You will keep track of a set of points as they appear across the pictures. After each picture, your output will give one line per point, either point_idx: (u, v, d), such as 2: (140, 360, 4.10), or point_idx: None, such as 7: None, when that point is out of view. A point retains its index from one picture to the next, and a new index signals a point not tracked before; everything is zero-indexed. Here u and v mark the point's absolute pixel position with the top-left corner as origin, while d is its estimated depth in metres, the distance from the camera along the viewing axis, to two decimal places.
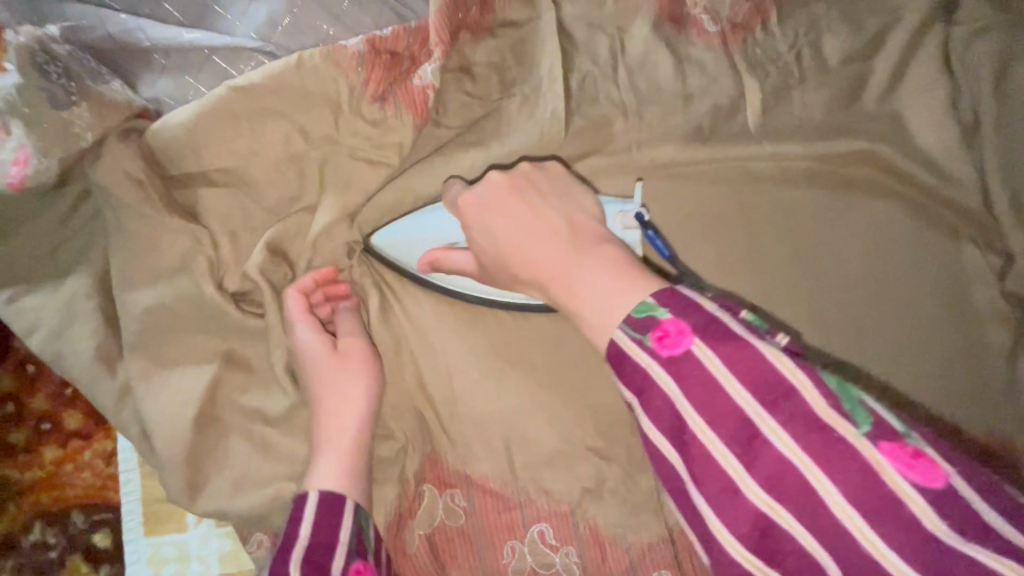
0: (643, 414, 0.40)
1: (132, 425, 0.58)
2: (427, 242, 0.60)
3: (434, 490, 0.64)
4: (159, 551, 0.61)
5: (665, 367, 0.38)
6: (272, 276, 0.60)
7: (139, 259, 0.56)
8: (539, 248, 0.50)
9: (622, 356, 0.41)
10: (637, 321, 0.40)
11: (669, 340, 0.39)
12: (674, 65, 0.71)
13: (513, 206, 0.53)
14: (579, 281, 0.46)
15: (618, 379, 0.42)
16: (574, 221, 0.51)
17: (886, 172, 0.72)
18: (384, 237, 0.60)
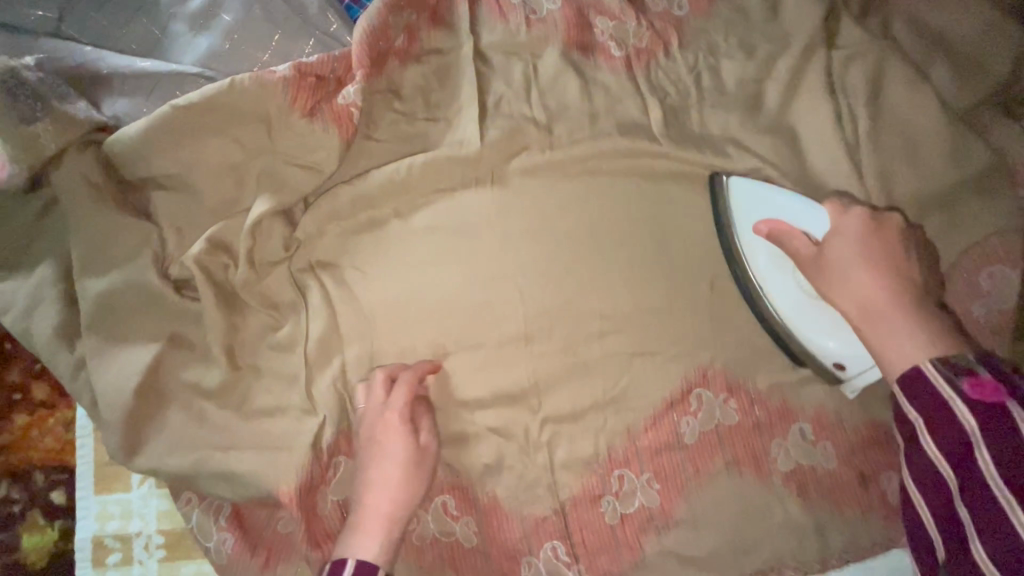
0: (929, 436, 0.54)
1: (84, 394, 0.67)
2: (779, 216, 0.73)
3: (348, 461, 0.70)
4: (106, 508, 0.69)
5: (965, 404, 0.52)
6: (211, 267, 0.69)
7: (95, 252, 0.66)
8: (853, 286, 0.63)
9: (921, 381, 0.55)
10: (959, 368, 0.54)
11: (986, 389, 0.52)
12: (581, 87, 0.80)
13: (866, 240, 0.65)
14: (887, 330, 0.60)
15: (904, 398, 0.56)
16: (890, 284, 0.62)
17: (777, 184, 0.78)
18: (740, 182, 0.76)
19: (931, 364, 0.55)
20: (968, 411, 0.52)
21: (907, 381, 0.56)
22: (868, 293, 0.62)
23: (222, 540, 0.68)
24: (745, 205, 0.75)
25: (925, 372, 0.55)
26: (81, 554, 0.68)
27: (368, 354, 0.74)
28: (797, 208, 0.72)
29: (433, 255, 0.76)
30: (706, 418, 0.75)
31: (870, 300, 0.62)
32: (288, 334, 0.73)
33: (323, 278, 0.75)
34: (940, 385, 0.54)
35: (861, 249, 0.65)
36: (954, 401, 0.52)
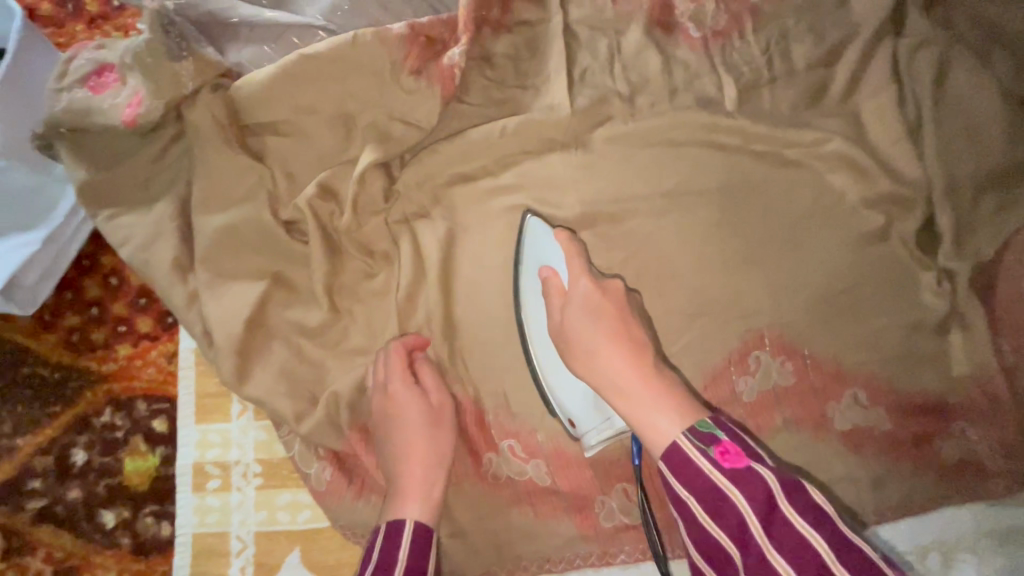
0: (680, 484, 0.55)
1: (196, 324, 0.70)
2: (545, 263, 0.73)
3: None
4: (206, 437, 0.73)
5: (726, 474, 0.53)
6: (319, 209, 0.72)
7: (215, 189, 0.70)
8: (612, 357, 0.64)
9: (682, 455, 0.55)
10: (703, 435, 0.56)
11: (729, 455, 0.54)
12: (662, 63, 0.84)
13: (590, 313, 0.66)
14: (645, 411, 0.60)
15: (671, 471, 0.55)
16: (605, 336, 0.65)
17: (845, 162, 0.83)
18: (533, 223, 0.76)
19: (687, 437, 0.56)
20: (727, 478, 0.53)
21: (677, 462, 0.55)
22: (612, 383, 0.63)
23: (321, 469, 0.71)
24: (532, 248, 0.75)
25: (682, 445, 0.55)
26: (182, 479, 0.72)
27: (450, 290, 0.77)
28: (549, 253, 0.73)
29: (520, 214, 0.79)
30: (764, 377, 0.78)
31: (609, 379, 0.63)
32: (383, 281, 0.77)
33: (418, 229, 0.79)
34: (697, 460, 0.54)
35: (599, 318, 0.66)
36: (711, 472, 0.53)
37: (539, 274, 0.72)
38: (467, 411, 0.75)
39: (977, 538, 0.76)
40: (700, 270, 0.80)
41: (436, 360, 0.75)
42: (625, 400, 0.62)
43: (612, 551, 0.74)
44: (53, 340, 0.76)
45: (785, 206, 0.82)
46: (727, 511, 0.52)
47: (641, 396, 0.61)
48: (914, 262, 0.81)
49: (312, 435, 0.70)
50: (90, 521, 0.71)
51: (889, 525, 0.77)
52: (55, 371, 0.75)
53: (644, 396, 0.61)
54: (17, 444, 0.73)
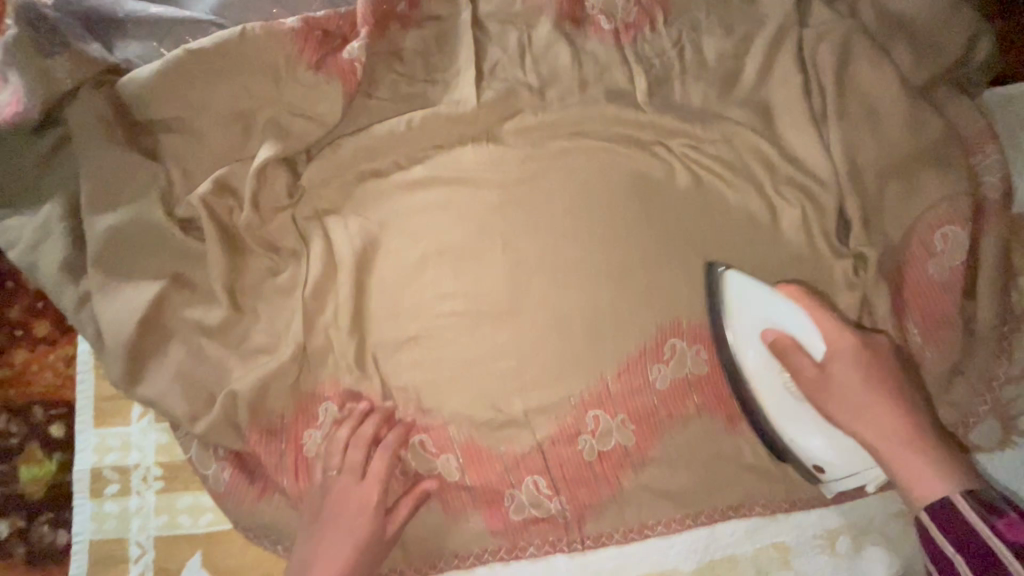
0: (946, 541, 0.57)
1: (88, 326, 0.69)
2: (771, 324, 0.72)
3: (333, 406, 0.73)
4: (105, 441, 0.71)
5: (1003, 541, 0.53)
6: (215, 206, 0.71)
7: (104, 188, 0.69)
8: (874, 419, 0.68)
9: (957, 518, 0.58)
10: (982, 501, 0.58)
11: (1016, 528, 0.54)
12: (572, 56, 0.85)
13: (857, 367, 0.68)
14: (921, 472, 0.64)
15: (936, 527, 0.59)
16: (829, 367, 0.69)
17: (755, 152, 0.83)
18: (735, 277, 0.75)
19: (965, 500, 0.59)
20: (1005, 543, 0.53)
21: (943, 520, 0.59)
22: (884, 448, 0.67)
23: (220, 470, 0.71)
24: (744, 304, 0.74)
25: (959, 506, 0.58)
26: (79, 485, 0.70)
27: (363, 285, 0.77)
28: (772, 307, 0.72)
29: (429, 209, 0.79)
30: (677, 365, 0.78)
31: (868, 433, 0.68)
32: (288, 279, 0.75)
33: (326, 225, 0.77)
34: (976, 525, 0.56)
35: (866, 379, 0.68)
36: (990, 540, 0.54)
37: (760, 335, 0.73)
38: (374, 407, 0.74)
39: (886, 520, 0.79)
40: (611, 261, 0.79)
41: (342, 358, 0.75)
42: (894, 451, 0.66)
43: (521, 544, 0.76)
44: None
45: (696, 198, 0.83)
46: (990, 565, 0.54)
47: (908, 451, 0.65)
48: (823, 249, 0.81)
49: (209, 435, 0.69)
50: None
51: (796, 514, 0.79)
52: None
53: (909, 453, 0.65)
54: None
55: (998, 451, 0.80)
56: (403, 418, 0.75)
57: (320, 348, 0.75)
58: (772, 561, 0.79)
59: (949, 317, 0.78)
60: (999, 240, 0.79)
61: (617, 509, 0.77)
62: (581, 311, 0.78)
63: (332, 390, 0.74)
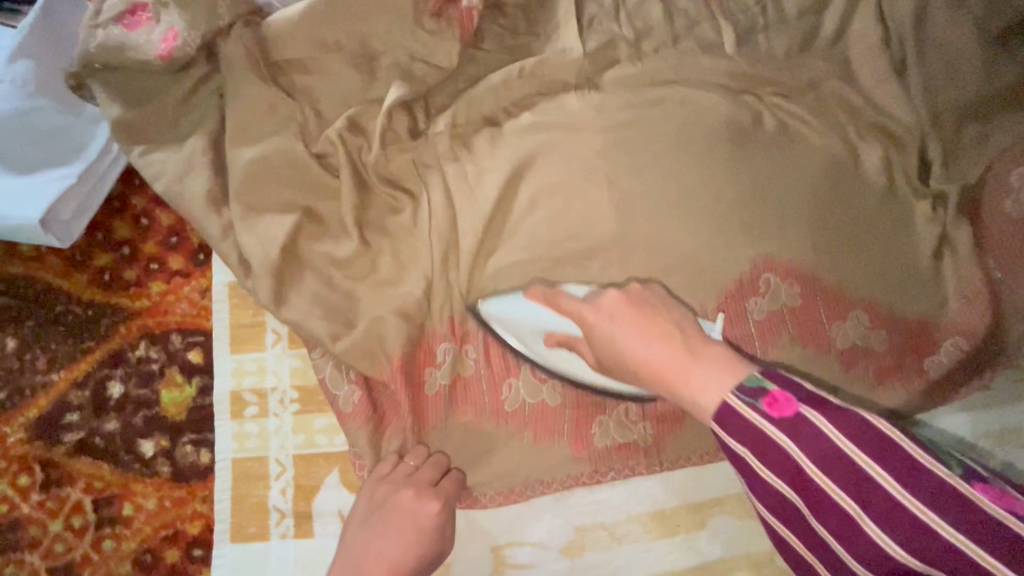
0: (733, 439, 0.50)
1: (231, 254, 0.73)
2: (542, 328, 0.69)
3: (452, 346, 0.76)
4: (242, 365, 0.75)
5: (779, 427, 0.48)
6: (348, 142, 0.76)
7: (248, 123, 0.73)
8: (651, 350, 0.56)
9: (736, 420, 0.49)
10: (751, 390, 0.49)
11: (780, 406, 0.48)
12: (663, 11, 0.90)
13: (627, 318, 0.60)
14: (701, 384, 0.51)
15: (726, 433, 0.50)
16: (607, 318, 0.61)
17: (838, 100, 0.88)
18: (493, 308, 0.72)
19: (733, 398, 0.49)
20: (782, 432, 0.48)
21: (729, 424, 0.50)
22: (661, 367, 0.55)
23: (349, 393, 0.72)
24: (512, 312, 0.71)
25: (731, 407, 0.49)
26: (219, 407, 0.73)
27: (480, 220, 0.79)
28: (526, 308, 0.70)
29: (538, 149, 0.83)
30: (772, 298, 0.83)
31: (657, 368, 0.56)
32: (410, 215, 0.79)
33: (442, 164, 0.81)
34: (752, 417, 0.48)
35: (629, 320, 0.60)
36: (764, 427, 0.48)
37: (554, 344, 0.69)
38: (489, 346, 0.77)
39: (977, 440, 0.83)
40: (709, 199, 0.84)
41: (462, 288, 0.78)
42: (687, 370, 0.53)
43: (602, 469, 0.75)
44: (86, 279, 0.78)
45: (785, 142, 0.87)
46: (787, 464, 0.48)
47: (667, 372, 0.55)
48: (903, 189, 0.86)
49: (344, 355, 0.72)
50: (129, 451, 0.72)
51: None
52: (88, 309, 0.76)
53: (690, 369, 0.53)
54: (53, 378, 0.74)
55: None
56: (514, 343, 0.76)
57: (441, 280, 0.78)
58: None
59: None
60: None
61: None
62: (682, 246, 0.83)
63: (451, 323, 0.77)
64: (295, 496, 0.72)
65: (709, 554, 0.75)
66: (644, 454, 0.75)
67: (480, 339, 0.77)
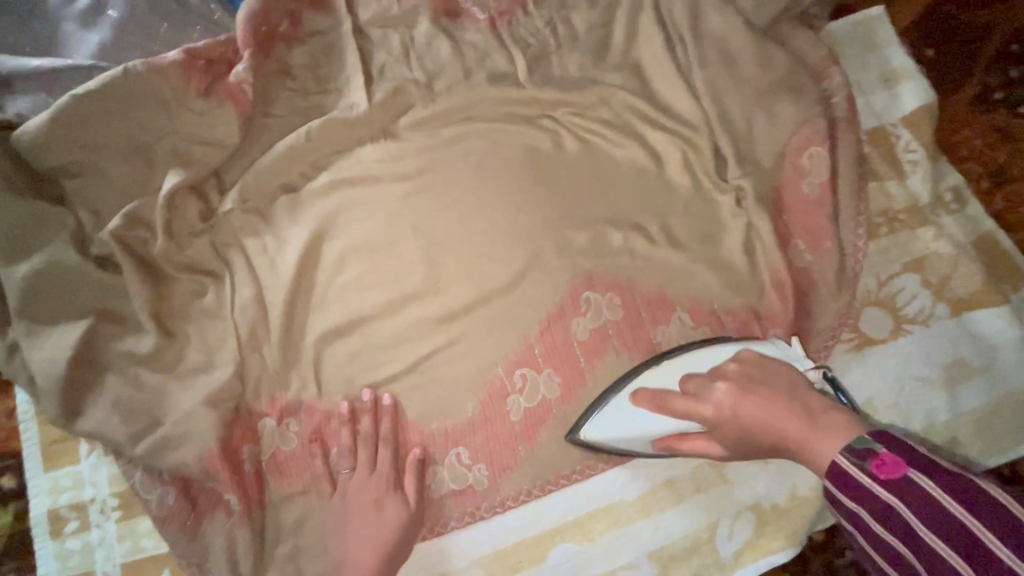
0: (843, 498, 0.56)
1: (21, 374, 0.71)
2: (652, 434, 0.74)
3: (273, 423, 0.77)
4: (57, 482, 0.73)
5: (882, 486, 0.53)
6: (129, 238, 0.75)
7: (17, 239, 0.72)
8: (769, 417, 0.63)
9: (843, 478, 0.56)
10: (859, 452, 0.56)
11: (886, 466, 0.53)
12: (453, 48, 0.89)
13: (747, 394, 0.66)
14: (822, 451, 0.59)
15: (837, 494, 0.57)
16: (721, 403, 0.67)
17: (631, 111, 0.90)
18: (593, 432, 0.76)
19: (842, 458, 0.56)
20: (889, 491, 0.53)
21: (836, 483, 0.57)
22: (782, 430, 0.62)
23: (165, 493, 0.72)
24: (627, 432, 0.75)
25: (840, 463, 0.56)
26: (37, 530, 0.72)
27: (284, 293, 0.79)
28: (644, 423, 0.74)
29: (337, 210, 0.83)
30: (595, 315, 0.83)
31: (782, 435, 0.62)
32: (213, 299, 0.78)
33: (240, 242, 0.81)
34: (855, 475, 0.55)
35: (752, 402, 0.65)
36: (872, 485, 0.54)
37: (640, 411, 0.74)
38: (312, 417, 0.77)
39: None
40: (517, 229, 0.84)
41: (274, 362, 0.77)
42: (807, 430, 0.60)
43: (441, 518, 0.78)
44: None
45: (587, 160, 0.89)
46: (895, 519, 0.52)
47: (782, 430, 0.62)
48: (707, 187, 0.88)
49: (150, 456, 0.71)
50: None
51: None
52: None
53: (813, 432, 0.60)
54: None
55: (895, 341, 0.86)
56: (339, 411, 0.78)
57: (253, 361, 0.77)
58: (708, 476, 0.81)
59: (826, 228, 0.85)
60: (853, 152, 0.87)
61: (548, 458, 0.79)
62: (497, 279, 0.83)
63: (268, 405, 0.77)
64: None
65: None
66: (480, 496, 0.79)
67: (303, 412, 0.77)
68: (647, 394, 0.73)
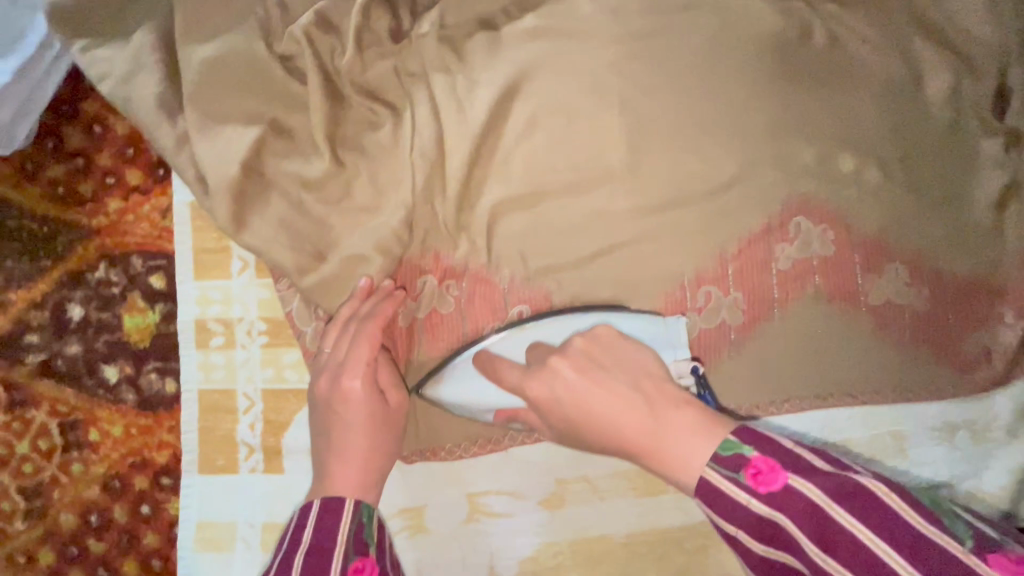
0: (723, 520, 0.48)
1: (188, 170, 0.65)
2: (491, 403, 0.64)
3: (433, 281, 0.71)
4: (207, 293, 0.69)
5: (765, 502, 0.46)
6: (317, 41, 0.66)
7: (202, 16, 0.65)
8: (621, 412, 0.54)
9: (716, 493, 0.48)
10: (728, 461, 0.48)
11: (764, 477, 0.46)
12: None
13: (586, 374, 0.57)
14: (676, 442, 0.51)
15: (713, 513, 0.49)
16: (575, 391, 0.56)
17: (902, 11, 0.76)
18: (439, 391, 0.66)
19: (711, 469, 0.48)
20: (770, 505, 0.46)
21: (711, 502, 0.48)
22: (627, 424, 0.54)
23: (319, 330, 0.68)
24: (471, 395, 0.64)
25: (709, 476, 0.48)
26: (184, 336, 0.69)
27: (469, 143, 0.69)
28: (486, 393, 0.64)
29: (540, 58, 0.70)
30: (804, 246, 0.72)
31: (624, 429, 0.54)
32: (390, 132, 0.69)
33: (428, 74, 0.70)
34: (732, 492, 0.47)
35: (591, 380, 0.56)
36: (750, 503, 0.46)
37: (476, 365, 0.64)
38: (474, 283, 0.70)
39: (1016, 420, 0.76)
40: (738, 128, 0.72)
41: (446, 219, 0.70)
42: (659, 421, 0.52)
43: None
44: (37, 193, 0.71)
45: (832, 62, 0.74)
46: (779, 542, 0.46)
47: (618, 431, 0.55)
48: (961, 128, 0.75)
49: (312, 287, 0.66)
50: (93, 377, 0.69)
51: (919, 405, 0.74)
52: (42, 226, 0.70)
53: (666, 413, 0.53)
54: (10, 298, 0.69)
55: None
56: (504, 286, 0.70)
57: (426, 208, 0.70)
58: (887, 447, 0.74)
59: None
60: None
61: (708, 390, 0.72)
62: (699, 178, 0.72)
63: (433, 263, 0.71)
64: (263, 431, 0.68)
65: (695, 515, 0.70)
66: None
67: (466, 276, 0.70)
68: (478, 360, 0.63)
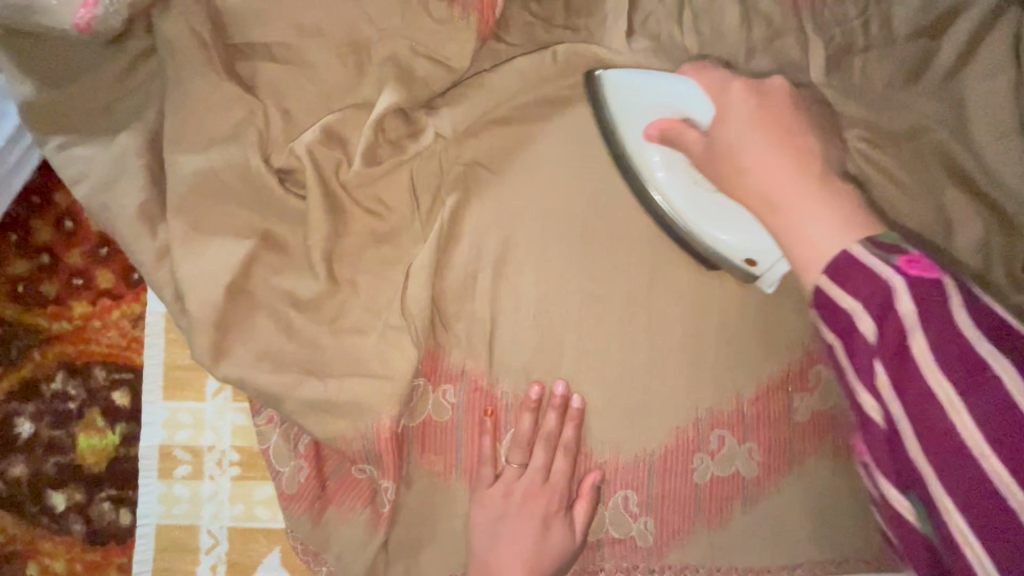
0: (840, 292, 0.41)
1: (167, 286, 0.59)
2: (665, 108, 0.61)
3: (427, 383, 0.64)
4: (175, 417, 0.66)
5: (908, 286, 0.39)
6: (321, 157, 0.60)
7: (193, 122, 0.58)
8: (779, 175, 0.53)
9: (851, 266, 0.41)
10: (885, 245, 0.42)
11: (921, 266, 0.39)
12: (741, 13, 0.68)
13: (755, 127, 0.55)
14: (794, 217, 0.49)
15: (831, 286, 0.42)
16: (764, 105, 0.56)
17: (941, 158, 0.71)
18: (615, 76, 0.62)
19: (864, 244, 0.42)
20: (909, 285, 0.39)
21: (838, 274, 0.42)
22: (779, 188, 0.52)
23: (296, 470, 0.63)
24: (626, 89, 0.62)
25: (854, 250, 0.42)
26: (147, 463, 0.66)
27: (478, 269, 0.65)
28: (680, 93, 0.60)
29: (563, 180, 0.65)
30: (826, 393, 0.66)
31: (775, 191, 0.52)
32: (394, 249, 0.64)
33: (439, 192, 0.65)
34: (872, 266, 0.40)
35: (762, 129, 0.55)
36: (888, 277, 0.39)
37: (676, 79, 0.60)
38: (475, 393, 0.64)
39: None
40: None
41: (449, 346, 0.65)
42: (787, 203, 0.51)
43: (594, 565, 0.69)
44: None
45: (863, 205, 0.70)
46: (890, 330, 0.39)
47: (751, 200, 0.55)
48: (1003, 283, 0.69)
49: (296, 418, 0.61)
50: (39, 501, 0.69)
51: None
52: None
53: (804, 179, 0.51)
54: None
55: None
56: (506, 402, 0.65)
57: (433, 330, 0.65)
58: None
59: None
60: None
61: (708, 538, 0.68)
62: (736, 322, 0.65)
63: (429, 365, 0.64)
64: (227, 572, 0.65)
65: None
66: (641, 554, 0.68)
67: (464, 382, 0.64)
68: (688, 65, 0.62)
